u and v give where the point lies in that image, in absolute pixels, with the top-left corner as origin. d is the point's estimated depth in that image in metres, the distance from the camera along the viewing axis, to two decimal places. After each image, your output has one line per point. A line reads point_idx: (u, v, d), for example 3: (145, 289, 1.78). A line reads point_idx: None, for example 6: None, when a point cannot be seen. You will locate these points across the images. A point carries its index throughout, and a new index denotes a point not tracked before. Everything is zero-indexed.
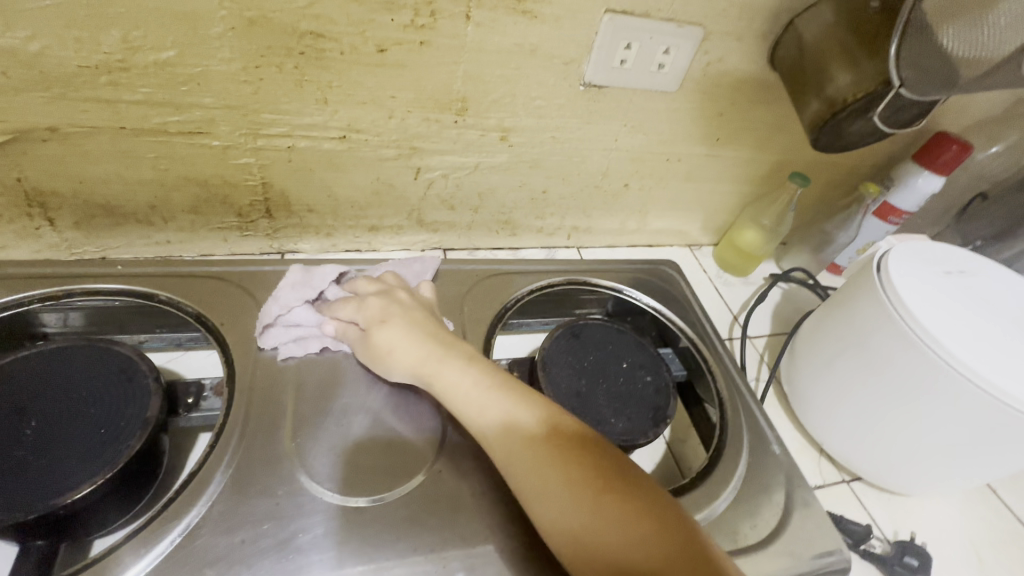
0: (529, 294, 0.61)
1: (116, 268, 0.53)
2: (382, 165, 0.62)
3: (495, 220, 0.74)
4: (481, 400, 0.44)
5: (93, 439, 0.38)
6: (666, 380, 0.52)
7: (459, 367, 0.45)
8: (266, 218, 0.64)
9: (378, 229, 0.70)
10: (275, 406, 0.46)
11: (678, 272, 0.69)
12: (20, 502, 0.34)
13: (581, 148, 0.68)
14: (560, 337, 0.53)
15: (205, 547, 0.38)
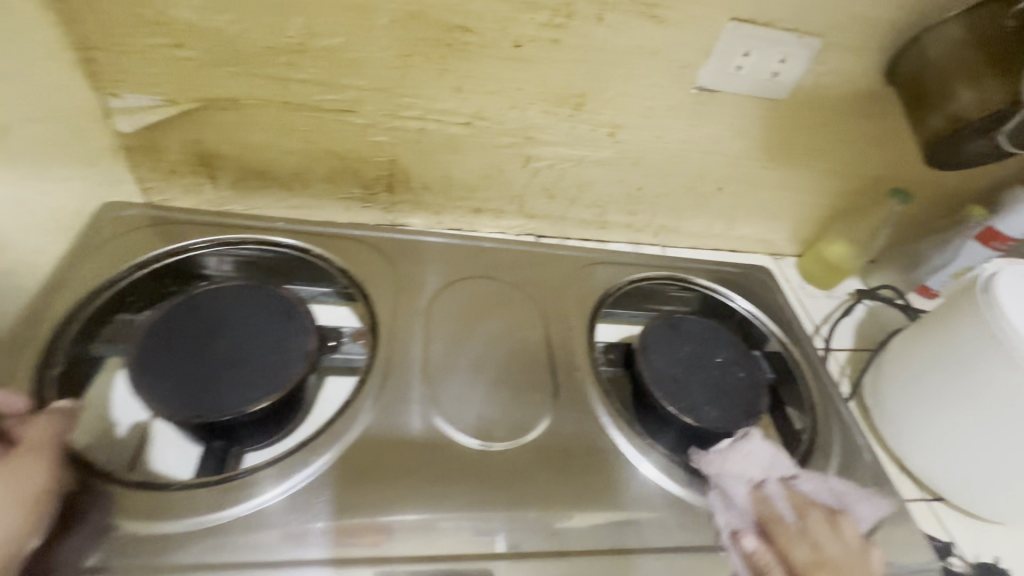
0: (627, 285, 0.65)
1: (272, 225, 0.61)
2: (496, 152, 0.67)
3: (589, 212, 0.78)
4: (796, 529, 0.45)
5: (266, 364, 0.44)
6: (758, 378, 0.55)
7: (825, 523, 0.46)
8: (387, 192, 0.70)
9: (481, 211, 0.75)
10: (410, 357, 0.52)
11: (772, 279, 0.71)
12: (213, 407, 0.41)
13: (683, 149, 0.71)
14: (658, 326, 0.57)
15: (355, 465, 0.44)
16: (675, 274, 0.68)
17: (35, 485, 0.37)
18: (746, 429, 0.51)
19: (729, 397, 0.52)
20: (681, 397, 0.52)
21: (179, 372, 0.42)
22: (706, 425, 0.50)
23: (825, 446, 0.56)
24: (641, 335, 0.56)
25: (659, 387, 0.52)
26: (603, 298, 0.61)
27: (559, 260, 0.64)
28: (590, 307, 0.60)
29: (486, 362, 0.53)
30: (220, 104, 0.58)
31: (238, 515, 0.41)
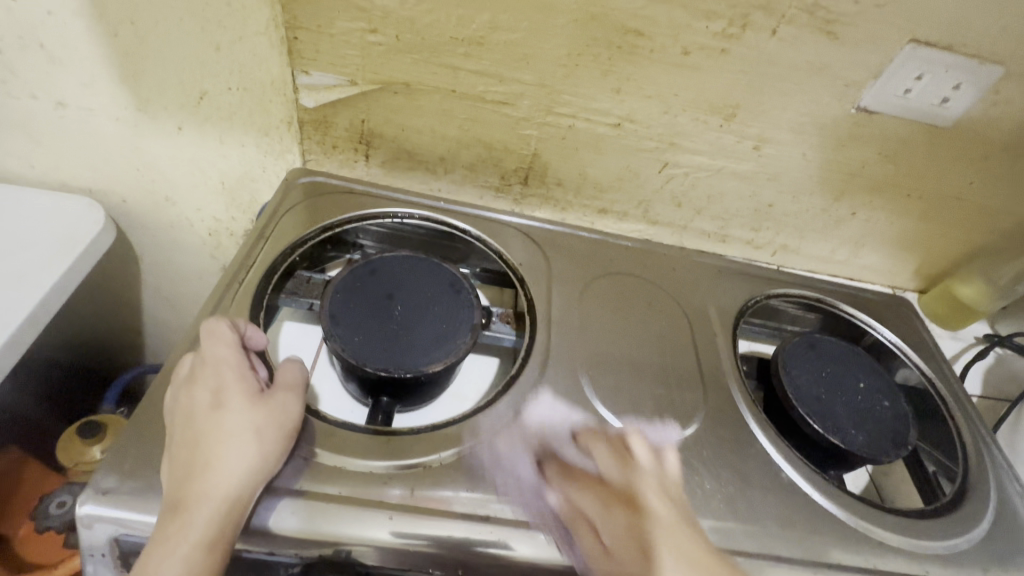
0: (765, 300, 0.64)
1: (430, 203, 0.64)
2: (636, 155, 0.69)
3: (711, 224, 0.78)
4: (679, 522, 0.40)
5: (439, 330, 0.47)
6: (903, 410, 0.53)
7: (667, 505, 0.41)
8: (521, 184, 0.73)
9: (605, 212, 0.76)
10: (566, 344, 0.54)
11: (918, 315, 0.69)
12: (398, 363, 0.44)
13: (825, 169, 0.69)
14: (798, 344, 0.56)
15: (521, 438, 0.47)
16: (812, 293, 0.66)
17: (284, 422, 0.42)
18: (895, 460, 0.49)
19: (878, 425, 0.51)
20: (827, 416, 0.51)
21: (366, 328, 0.46)
22: (855, 449, 0.49)
23: (980, 484, 0.53)
24: (781, 349, 0.55)
25: (804, 404, 0.51)
26: (742, 312, 0.61)
27: (702, 268, 0.64)
28: (733, 317, 0.60)
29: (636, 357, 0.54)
30: (393, 87, 0.62)
31: (394, 469, 0.44)
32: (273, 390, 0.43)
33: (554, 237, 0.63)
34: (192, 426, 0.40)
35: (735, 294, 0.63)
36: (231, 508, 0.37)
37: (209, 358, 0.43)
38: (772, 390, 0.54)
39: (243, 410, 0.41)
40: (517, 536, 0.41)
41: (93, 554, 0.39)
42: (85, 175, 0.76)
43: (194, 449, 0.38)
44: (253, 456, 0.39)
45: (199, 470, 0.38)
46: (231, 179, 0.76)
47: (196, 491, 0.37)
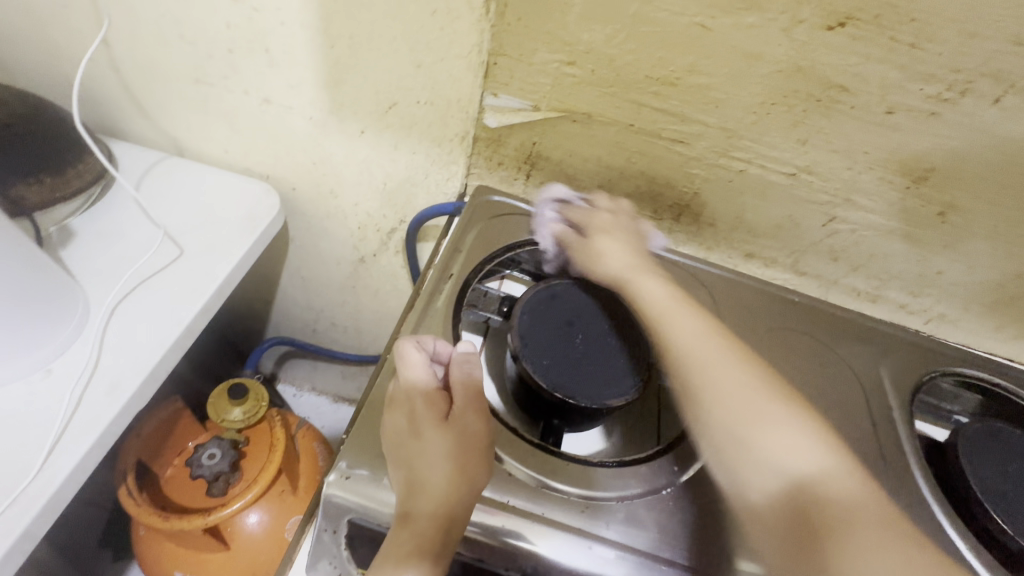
0: (941, 376, 0.61)
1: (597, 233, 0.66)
2: (803, 206, 0.67)
3: (865, 283, 0.74)
4: (733, 376, 0.45)
5: (619, 364, 0.49)
6: None
7: (772, 412, 0.43)
8: (673, 219, 0.73)
9: (752, 256, 0.75)
10: None
11: None
12: (582, 392, 0.46)
13: (1013, 244, 0.64)
14: (978, 431, 0.53)
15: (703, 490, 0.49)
16: (993, 378, 0.61)
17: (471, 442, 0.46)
18: None
19: None
20: (1017, 516, 0.48)
21: (552, 353, 0.48)
22: None
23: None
24: (960, 434, 0.53)
25: (991, 501, 0.48)
26: (917, 387, 0.59)
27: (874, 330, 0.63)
28: (911, 390, 0.58)
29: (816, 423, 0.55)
30: (574, 116, 0.64)
31: (527, 478, 0.48)
32: (460, 409, 0.48)
33: (723, 282, 0.62)
34: (407, 446, 0.46)
35: (908, 366, 0.60)
36: (445, 522, 0.42)
37: (409, 379, 0.48)
38: (947, 476, 0.52)
39: (442, 433, 0.46)
40: (545, 535, 0.44)
41: (326, 530, 0.46)
42: (269, 163, 0.84)
43: (413, 468, 0.44)
44: (454, 477, 0.44)
45: (417, 489, 0.43)
46: (393, 182, 0.81)
47: (419, 510, 0.43)
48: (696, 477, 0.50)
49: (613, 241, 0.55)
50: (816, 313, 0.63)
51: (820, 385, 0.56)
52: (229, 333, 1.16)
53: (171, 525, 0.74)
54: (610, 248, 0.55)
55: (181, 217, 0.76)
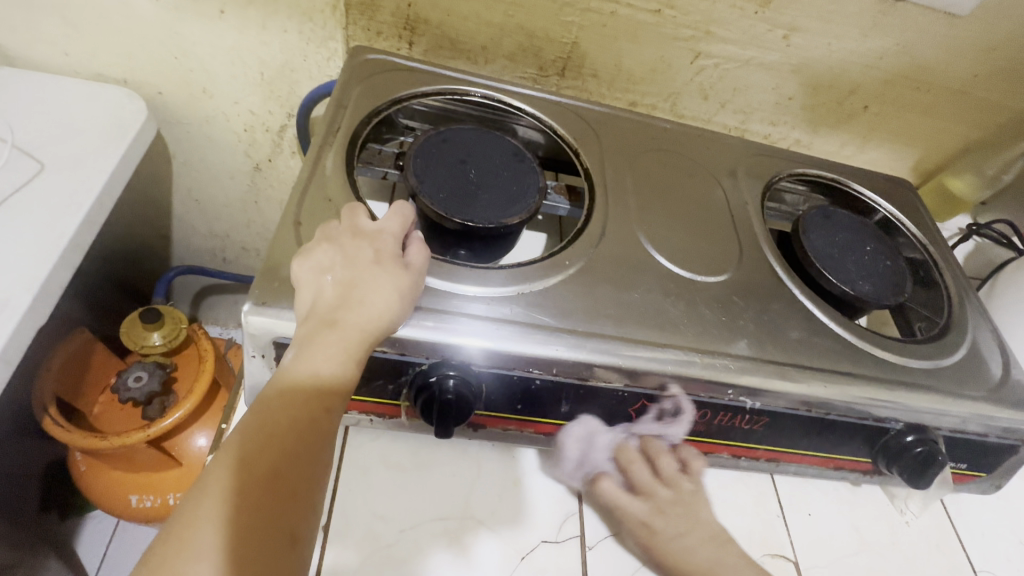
0: (788, 179, 0.70)
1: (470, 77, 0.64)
2: (671, 45, 0.72)
3: (733, 118, 0.82)
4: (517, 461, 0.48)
5: (512, 192, 0.53)
6: (902, 265, 0.61)
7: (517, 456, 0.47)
8: (558, 75, 0.76)
9: (636, 105, 0.80)
10: (624, 201, 0.56)
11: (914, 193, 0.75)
12: (477, 215, 0.50)
13: (844, 60, 0.74)
14: (815, 214, 0.64)
15: (586, 284, 0.49)
16: (828, 175, 0.72)
17: (413, 294, 0.40)
18: (893, 303, 0.58)
19: (880, 276, 0.59)
20: (840, 269, 0.59)
21: (446, 187, 0.51)
22: (860, 291, 0.57)
23: (962, 323, 0.60)
24: (803, 216, 0.63)
25: (821, 262, 0.59)
26: (767, 186, 0.65)
27: (738, 144, 0.69)
28: (763, 184, 0.65)
29: (691, 215, 0.57)
30: None
31: (451, 290, 0.46)
32: (412, 270, 0.41)
33: (596, 114, 0.65)
34: (344, 264, 0.40)
35: (763, 168, 0.67)
36: (366, 349, 0.38)
37: (374, 222, 0.43)
38: (792, 253, 0.62)
39: (386, 275, 0.40)
40: (487, 334, 0.43)
41: (255, 355, 0.40)
42: (122, 64, 0.76)
43: (344, 287, 0.39)
44: (388, 319, 0.38)
45: (352, 301, 0.38)
46: (270, 70, 0.76)
47: (347, 321, 0.37)
48: (576, 273, 0.50)
49: (374, 302, 0.38)
50: (685, 134, 0.66)
51: (684, 188, 0.60)
52: (123, 276, 1.07)
53: (112, 444, 0.74)
54: (374, 304, 0.38)
55: (30, 129, 0.69)
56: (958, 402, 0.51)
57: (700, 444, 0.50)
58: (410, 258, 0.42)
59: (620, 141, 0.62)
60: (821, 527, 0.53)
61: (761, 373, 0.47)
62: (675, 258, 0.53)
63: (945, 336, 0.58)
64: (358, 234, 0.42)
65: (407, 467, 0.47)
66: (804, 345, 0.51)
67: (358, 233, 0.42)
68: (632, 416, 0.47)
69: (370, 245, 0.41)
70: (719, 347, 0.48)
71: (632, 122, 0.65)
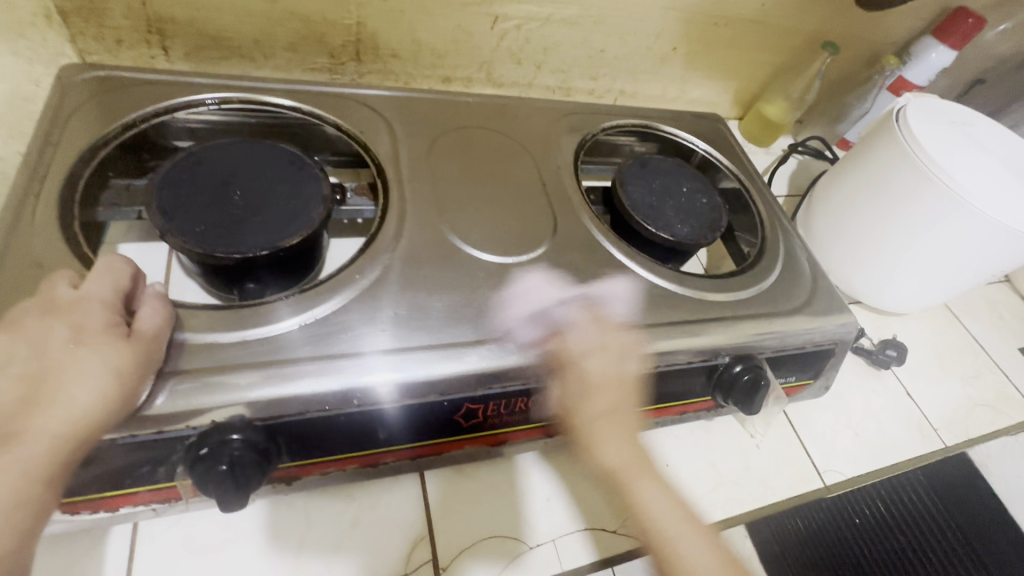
0: (604, 134, 0.69)
1: (236, 80, 0.56)
2: (465, 11, 0.68)
3: (553, 78, 0.80)
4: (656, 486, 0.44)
5: (289, 207, 0.47)
6: (717, 201, 0.63)
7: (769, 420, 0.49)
8: (354, 61, 0.69)
9: (451, 80, 0.76)
10: (423, 194, 0.52)
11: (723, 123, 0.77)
12: (245, 244, 0.44)
13: (641, 5, 0.73)
14: (632, 165, 0.64)
15: (387, 295, 0.45)
16: (642, 123, 0.72)
17: (140, 369, 0.35)
18: (712, 241, 0.59)
19: (695, 216, 0.60)
20: (660, 217, 0.59)
21: (205, 217, 0.44)
22: (678, 235, 0.58)
23: (774, 244, 0.63)
24: (618, 172, 0.62)
25: (639, 214, 0.59)
26: (581, 145, 0.64)
27: (547, 107, 0.66)
28: (575, 145, 0.63)
29: (500, 193, 0.55)
30: None
31: (235, 340, 0.40)
32: (133, 341, 0.36)
33: (385, 100, 0.59)
34: (28, 355, 0.33)
35: (577, 128, 0.66)
36: (70, 450, 0.32)
37: (72, 290, 0.36)
38: (614, 209, 0.62)
39: (90, 356, 0.34)
40: (278, 380, 0.38)
41: None
42: None
43: (31, 382, 0.33)
44: (95, 411, 0.33)
45: (44, 400, 0.32)
46: None
47: (35, 427, 0.32)
48: (374, 284, 0.45)
49: (76, 393, 0.33)
50: (489, 107, 0.63)
51: (490, 164, 0.57)
52: None
53: None
54: (78, 395, 0.33)
55: None
56: (772, 325, 0.54)
57: (544, 428, 0.49)
58: (136, 325, 0.37)
59: (414, 126, 0.57)
60: (677, 474, 0.54)
61: (580, 345, 0.46)
62: (483, 245, 0.50)
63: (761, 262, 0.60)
64: (53, 311, 0.35)
65: (214, 546, 0.42)
66: (625, 303, 0.51)
67: (52, 310, 0.35)
68: (462, 422, 0.44)
69: (65, 322, 0.35)
70: (536, 328, 0.46)
71: (428, 102, 0.60)
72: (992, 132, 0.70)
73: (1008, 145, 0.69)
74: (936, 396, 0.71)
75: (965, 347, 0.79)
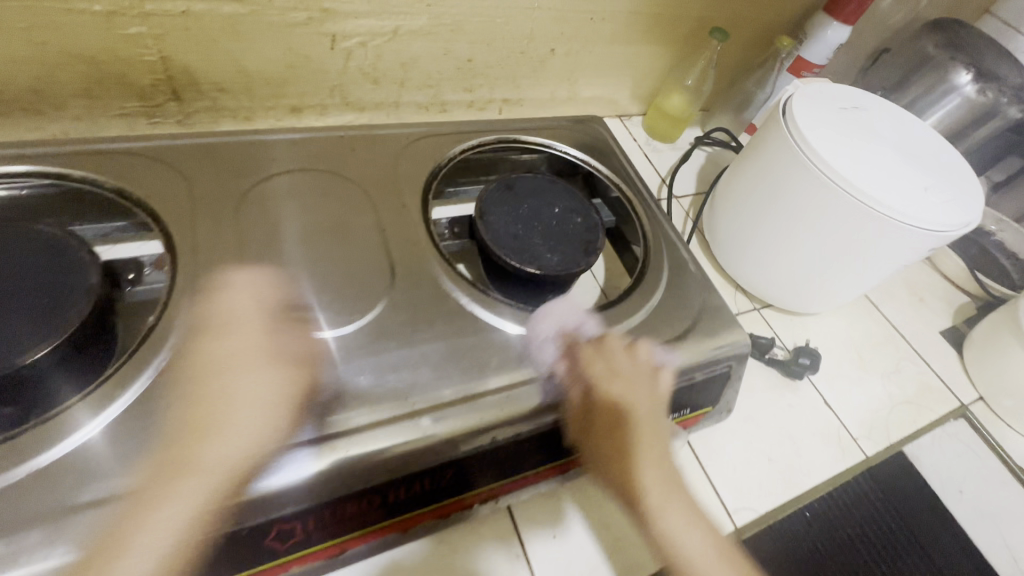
0: (460, 155, 0.61)
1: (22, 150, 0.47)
2: (293, 33, 0.59)
3: (421, 94, 0.72)
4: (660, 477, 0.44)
5: (40, 306, 0.37)
6: (595, 220, 0.57)
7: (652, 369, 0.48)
8: (174, 100, 0.60)
9: (301, 109, 0.67)
10: (222, 264, 0.44)
11: (607, 126, 0.70)
12: None
13: (501, 8, 0.66)
14: (494, 189, 0.56)
15: (164, 407, 0.38)
16: (507, 138, 0.64)
17: None
18: (587, 267, 0.53)
19: (567, 242, 0.54)
20: (525, 256, 0.52)
21: None
22: (547, 269, 0.51)
23: (658, 259, 0.58)
24: (477, 201, 0.55)
25: (501, 249, 0.52)
26: (432, 176, 0.56)
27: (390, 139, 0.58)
28: (425, 177, 0.55)
29: (322, 249, 0.47)
30: None
31: None
32: None
33: (185, 149, 0.51)
34: None
35: (426, 155, 0.57)
36: None
37: None
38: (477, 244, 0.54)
39: None
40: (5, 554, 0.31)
41: None
42: None
43: None
44: None
45: None
46: None
47: None
48: (147, 394, 0.38)
49: None
50: (321, 145, 0.55)
51: (311, 221, 0.48)
52: None
53: None
54: None
55: None
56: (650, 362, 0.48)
57: (425, 512, 0.43)
58: None
59: (221, 179, 0.49)
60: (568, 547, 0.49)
61: (404, 433, 0.40)
62: (295, 318, 0.43)
63: (641, 286, 0.55)
64: None
65: None
66: (471, 364, 0.44)
67: None
68: (275, 546, 0.38)
69: None
70: (363, 422, 0.40)
71: (241, 146, 0.52)
72: (887, 117, 0.65)
73: (905, 130, 0.64)
74: (854, 399, 0.67)
75: (885, 338, 0.75)
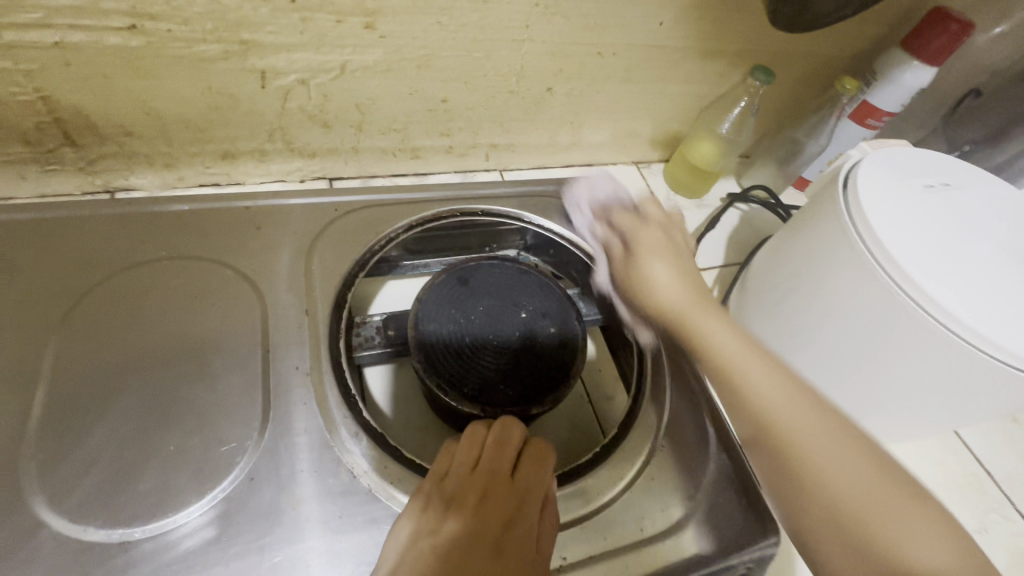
0: (406, 231, 0.54)
1: None
2: (210, 69, 0.47)
3: (385, 138, 0.59)
4: (751, 365, 0.42)
5: None
6: (571, 332, 0.44)
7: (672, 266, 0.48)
8: (69, 145, 0.49)
9: (234, 155, 0.55)
10: (33, 417, 0.39)
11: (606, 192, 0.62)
12: None
13: (480, 39, 0.52)
14: (444, 284, 0.45)
15: None
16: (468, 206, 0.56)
17: None
18: (552, 405, 0.42)
19: (530, 365, 0.42)
20: (466, 381, 0.41)
21: None
22: (496, 407, 0.41)
23: (651, 379, 0.48)
24: (415, 303, 0.43)
25: (442, 376, 0.41)
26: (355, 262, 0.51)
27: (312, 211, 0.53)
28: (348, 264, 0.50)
29: (165, 399, 0.41)
30: None
31: None
32: None
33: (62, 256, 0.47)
34: None
35: (355, 235, 0.52)
36: None
37: None
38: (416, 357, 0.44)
39: None
40: None
41: None
42: None
43: None
44: None
45: None
46: None
47: None
48: None
49: None
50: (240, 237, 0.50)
51: (165, 353, 0.43)
52: None
53: None
54: None
55: None
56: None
57: None
58: None
59: (82, 300, 0.45)
60: None
61: None
62: (98, 496, 0.37)
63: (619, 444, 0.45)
64: None
65: None
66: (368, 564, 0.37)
67: None
68: None
69: None
70: None
71: (130, 250, 0.48)
72: (991, 199, 0.48)
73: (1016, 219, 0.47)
74: None
75: (961, 482, 0.57)
